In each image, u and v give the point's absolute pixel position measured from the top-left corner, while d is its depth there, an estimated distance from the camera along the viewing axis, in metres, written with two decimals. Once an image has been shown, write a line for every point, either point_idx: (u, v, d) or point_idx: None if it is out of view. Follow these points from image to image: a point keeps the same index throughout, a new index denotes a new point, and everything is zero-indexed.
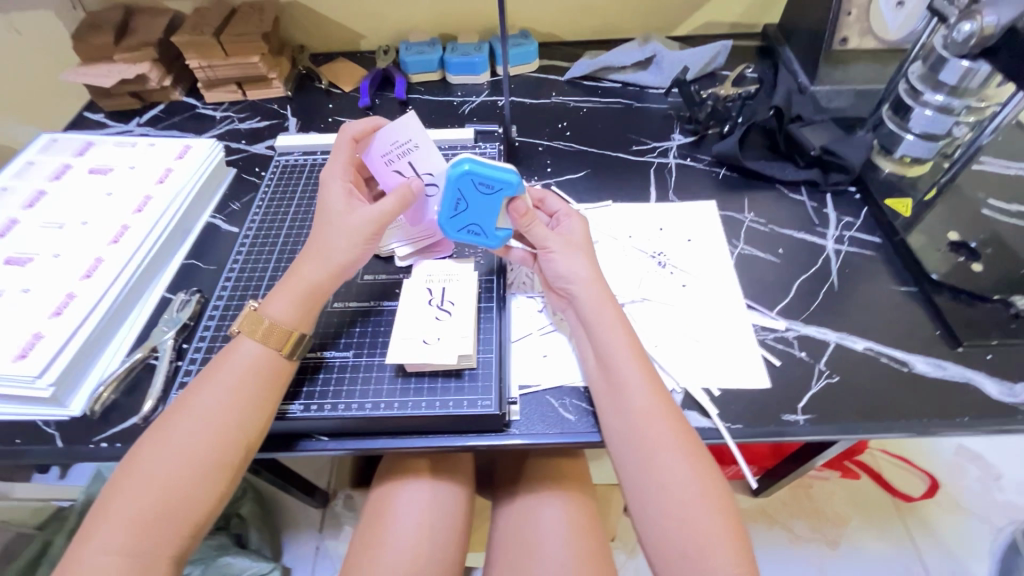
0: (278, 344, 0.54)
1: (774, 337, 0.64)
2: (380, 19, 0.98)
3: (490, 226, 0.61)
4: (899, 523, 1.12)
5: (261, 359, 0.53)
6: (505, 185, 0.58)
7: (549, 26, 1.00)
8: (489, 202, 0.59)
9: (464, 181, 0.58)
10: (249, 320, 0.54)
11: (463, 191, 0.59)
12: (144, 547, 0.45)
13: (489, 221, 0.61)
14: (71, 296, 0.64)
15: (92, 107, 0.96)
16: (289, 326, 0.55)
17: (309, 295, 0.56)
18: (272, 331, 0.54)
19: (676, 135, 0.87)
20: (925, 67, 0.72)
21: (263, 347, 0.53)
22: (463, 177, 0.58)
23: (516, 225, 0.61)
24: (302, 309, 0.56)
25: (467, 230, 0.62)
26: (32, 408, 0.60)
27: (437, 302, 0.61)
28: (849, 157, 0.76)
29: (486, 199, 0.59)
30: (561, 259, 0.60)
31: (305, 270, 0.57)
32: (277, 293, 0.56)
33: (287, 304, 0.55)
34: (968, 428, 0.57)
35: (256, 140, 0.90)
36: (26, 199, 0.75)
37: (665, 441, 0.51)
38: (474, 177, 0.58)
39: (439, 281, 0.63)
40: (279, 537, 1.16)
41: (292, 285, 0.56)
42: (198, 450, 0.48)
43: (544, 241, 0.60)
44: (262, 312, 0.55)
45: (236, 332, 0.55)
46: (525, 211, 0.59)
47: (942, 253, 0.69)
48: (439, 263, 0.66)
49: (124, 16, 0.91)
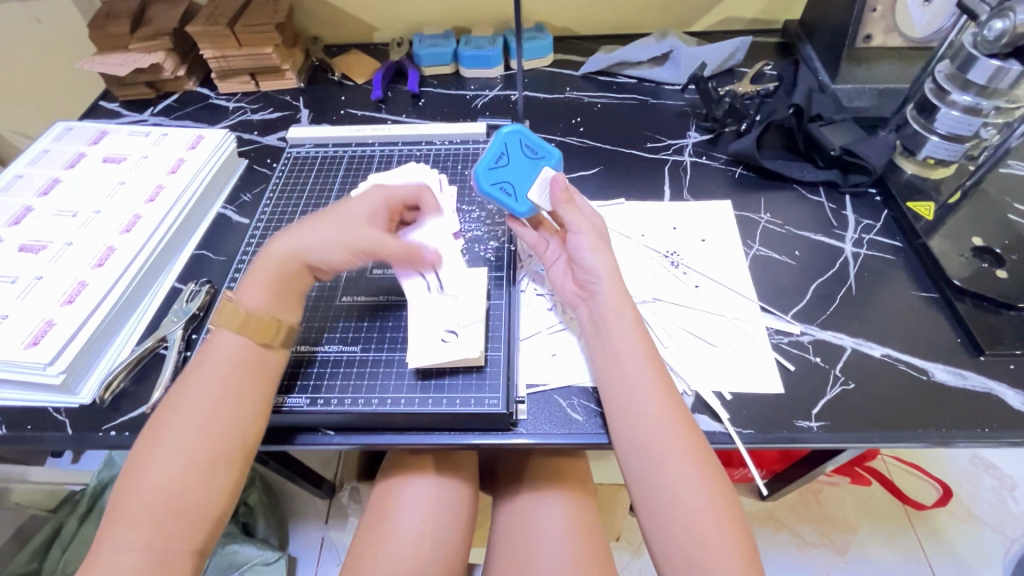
0: (254, 331, 0.53)
1: (788, 341, 0.63)
2: (395, 11, 0.97)
3: (523, 189, 0.63)
4: (910, 531, 1.10)
5: (239, 351, 0.53)
6: (547, 155, 0.65)
7: (564, 20, 0.99)
8: (529, 166, 0.64)
9: (513, 141, 0.64)
10: (224, 311, 0.54)
11: (511, 149, 0.64)
12: (159, 545, 0.45)
13: (524, 183, 0.64)
14: (83, 284, 0.64)
15: (107, 96, 0.97)
16: (261, 312, 0.54)
17: (282, 280, 0.56)
18: (247, 321, 0.54)
19: (691, 133, 0.86)
20: (953, 66, 0.69)
21: (241, 338, 0.53)
22: (514, 136, 0.64)
23: (552, 199, 0.62)
24: (273, 293, 0.56)
25: (499, 187, 0.63)
26: (43, 395, 0.60)
27: (445, 301, 0.61)
28: (870, 158, 0.74)
29: (528, 161, 0.64)
30: (590, 250, 0.59)
31: (276, 254, 0.57)
32: (249, 281, 0.56)
33: (257, 288, 0.55)
34: (989, 439, 0.55)
35: (268, 131, 0.90)
36: (40, 186, 0.76)
37: (675, 446, 0.50)
38: (523, 139, 0.65)
39: (445, 279, 0.63)
40: (285, 525, 1.18)
41: (263, 271, 0.56)
42: (200, 445, 0.48)
43: (576, 223, 0.60)
44: (236, 301, 0.55)
45: (213, 326, 0.55)
46: (563, 185, 0.62)
47: (965, 259, 0.67)
48: (444, 262, 0.65)
49: (140, 5, 0.91)
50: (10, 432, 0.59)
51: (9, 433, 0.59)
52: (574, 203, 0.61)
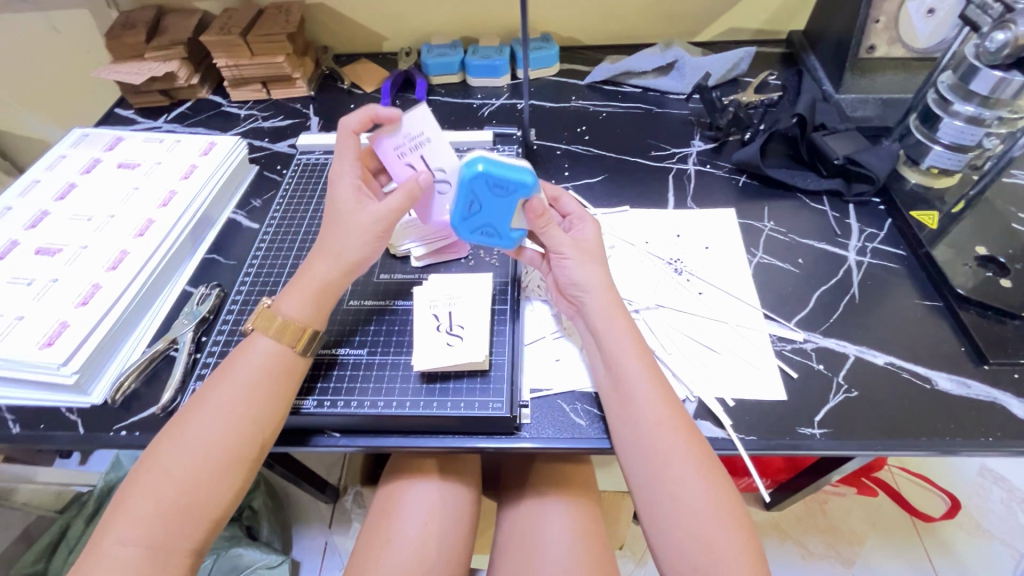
0: (291, 340, 0.55)
1: (791, 348, 0.63)
2: (404, 22, 0.99)
3: (504, 227, 0.60)
4: (917, 543, 1.09)
5: (273, 356, 0.54)
6: (520, 186, 0.57)
7: (571, 31, 1.00)
8: (504, 203, 0.58)
9: (478, 183, 0.57)
10: (262, 317, 0.55)
11: (476, 193, 0.57)
12: (162, 541, 0.45)
13: (504, 221, 0.60)
14: (97, 287, 0.66)
15: (122, 104, 0.99)
16: (303, 323, 0.55)
17: (321, 292, 0.57)
18: (286, 329, 0.55)
19: (696, 142, 0.87)
20: (955, 77, 0.70)
21: (277, 344, 0.54)
22: (477, 180, 0.56)
23: (532, 226, 0.59)
24: (315, 305, 0.56)
25: (482, 230, 0.61)
26: (56, 395, 0.62)
27: (446, 327, 0.60)
28: (874, 167, 0.74)
29: (501, 200, 0.58)
30: (574, 265, 0.59)
31: (316, 267, 0.57)
32: (289, 292, 0.57)
33: (297, 300, 0.56)
34: (992, 448, 0.55)
35: (278, 138, 0.91)
36: (57, 191, 0.77)
37: (680, 452, 0.50)
38: (488, 179, 0.56)
39: (443, 305, 0.62)
40: (289, 529, 1.19)
41: (304, 283, 0.57)
42: (215, 445, 0.49)
43: (559, 244, 0.60)
44: (275, 309, 0.56)
45: (249, 330, 0.56)
46: (541, 209, 0.58)
47: (969, 267, 0.67)
48: (441, 285, 0.64)
49: (155, 15, 0.93)
50: (24, 431, 0.60)
51: (22, 431, 0.60)
52: (552, 223, 0.59)
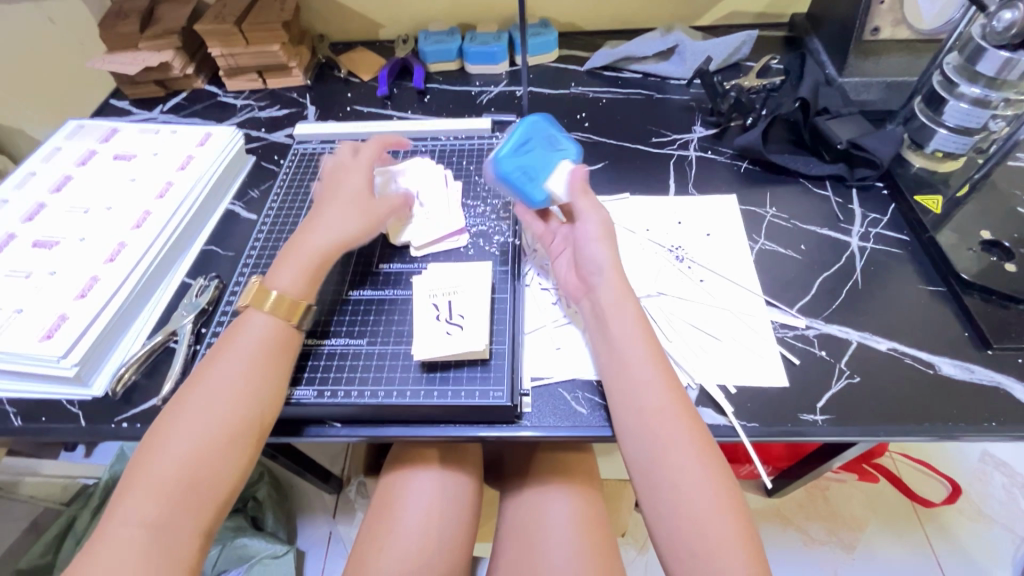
0: (287, 314, 0.55)
1: (793, 335, 0.62)
2: (400, 8, 0.98)
3: (544, 179, 0.63)
4: (918, 528, 1.09)
5: (273, 333, 0.54)
6: (569, 151, 0.66)
7: (570, 16, 0.99)
8: (552, 155, 0.64)
9: (538, 129, 0.65)
10: (257, 293, 0.56)
11: (531, 136, 0.63)
12: (169, 523, 0.45)
13: (546, 174, 0.63)
14: (96, 279, 0.66)
15: (117, 95, 0.98)
16: (296, 295, 0.56)
17: (315, 266, 0.59)
18: (280, 302, 0.55)
19: (697, 127, 0.86)
20: (961, 58, 0.69)
21: (274, 321, 0.55)
22: (539, 124, 0.64)
23: (572, 189, 0.63)
24: (307, 277, 0.58)
25: (518, 174, 0.62)
26: (57, 387, 0.61)
27: (446, 317, 0.60)
28: (877, 151, 0.73)
29: (551, 152, 0.64)
30: (596, 242, 0.60)
31: (310, 239, 0.60)
32: (282, 264, 0.58)
33: (292, 273, 0.57)
34: (996, 433, 0.55)
35: (275, 128, 0.90)
36: (53, 183, 0.77)
37: (680, 430, 0.50)
38: (547, 128, 0.65)
39: (443, 295, 0.61)
40: (294, 519, 1.19)
41: (296, 256, 0.58)
42: (218, 424, 0.49)
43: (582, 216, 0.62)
44: (269, 283, 0.57)
45: (243, 307, 0.56)
46: (584, 177, 0.64)
47: (973, 252, 0.67)
48: (440, 274, 0.63)
49: (149, 4, 0.92)
50: (25, 424, 0.60)
51: (24, 424, 0.60)
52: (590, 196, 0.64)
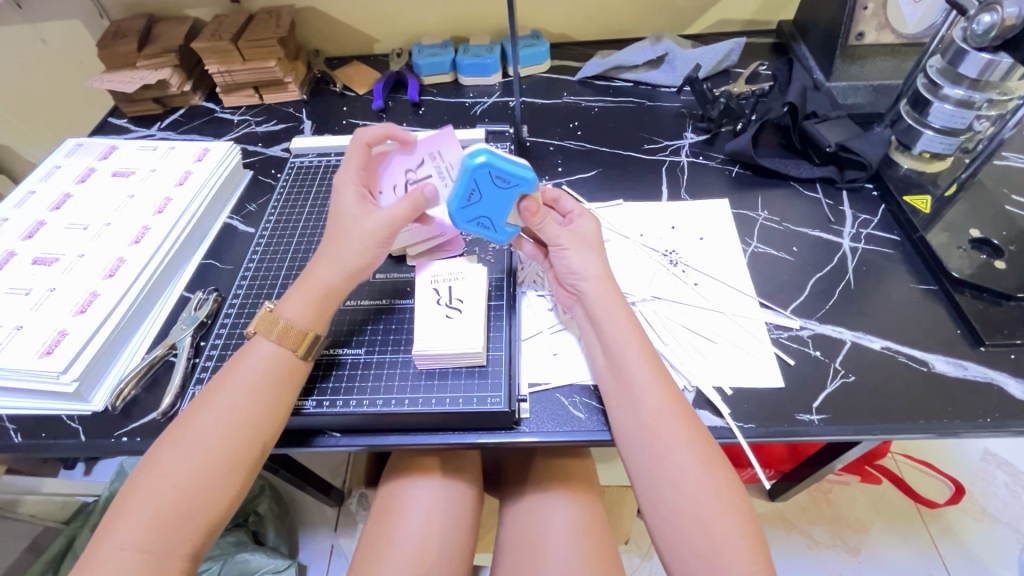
0: (293, 344, 0.55)
1: (788, 336, 0.63)
2: (393, 22, 0.99)
3: (501, 221, 0.61)
4: (923, 530, 1.09)
5: (277, 359, 0.54)
6: (521, 181, 0.58)
7: (561, 27, 1.00)
8: (504, 196, 0.59)
9: (480, 173, 0.57)
10: (264, 321, 0.56)
11: (478, 182, 0.58)
12: (162, 546, 0.46)
13: (501, 216, 0.61)
14: (95, 294, 0.66)
15: (115, 113, 0.99)
16: (303, 326, 0.56)
17: (324, 295, 0.57)
18: (287, 332, 0.55)
19: (688, 134, 0.87)
20: (943, 61, 0.70)
21: (278, 348, 0.55)
22: (482, 169, 0.57)
23: (527, 223, 0.61)
24: (316, 308, 0.57)
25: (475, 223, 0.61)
26: (57, 403, 0.62)
27: (446, 300, 0.61)
28: (866, 153, 0.74)
29: (502, 193, 0.59)
30: (574, 256, 0.60)
31: (320, 271, 0.58)
32: (291, 294, 0.57)
33: (299, 303, 0.56)
34: (992, 429, 0.55)
35: (272, 143, 0.91)
36: (53, 201, 0.78)
37: (679, 438, 0.50)
38: (492, 169, 0.57)
39: (444, 280, 0.63)
40: (295, 534, 1.19)
41: (306, 285, 0.57)
42: (215, 448, 0.49)
43: (557, 238, 0.61)
44: (277, 312, 0.56)
45: (252, 334, 0.56)
46: (536, 208, 0.59)
47: (964, 251, 0.67)
48: (443, 263, 0.66)
49: (146, 24, 0.93)
50: (25, 440, 0.61)
51: (24, 440, 0.61)
52: (547, 219, 0.60)
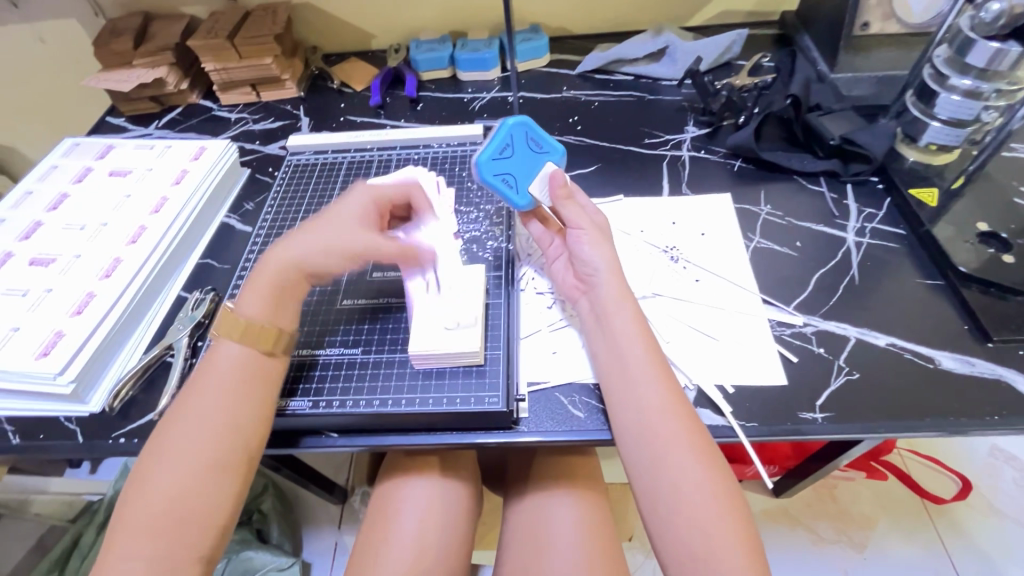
0: (257, 341, 0.54)
1: (791, 333, 0.62)
2: (391, 17, 0.98)
3: (524, 183, 0.64)
4: (930, 526, 1.08)
5: (245, 359, 0.53)
6: (551, 150, 0.66)
7: (560, 20, 0.99)
8: (533, 158, 0.65)
9: (518, 132, 0.64)
10: (225, 322, 0.55)
11: (515, 139, 0.64)
12: (167, 553, 0.45)
13: (525, 177, 0.64)
14: (91, 295, 0.66)
15: (113, 112, 0.99)
16: (262, 322, 0.55)
17: (281, 288, 0.57)
18: (249, 330, 0.54)
19: (689, 128, 0.86)
20: (951, 50, 0.69)
21: (244, 348, 0.54)
22: (520, 128, 0.64)
23: (552, 194, 0.63)
24: (274, 302, 0.56)
25: (500, 180, 0.63)
26: (55, 404, 0.61)
27: (444, 305, 0.61)
28: (870, 146, 0.73)
29: (531, 155, 0.65)
30: (590, 247, 0.60)
31: (273, 266, 0.57)
32: (249, 291, 0.56)
33: (258, 300, 0.55)
34: (999, 427, 0.54)
35: (270, 140, 0.91)
36: (50, 201, 0.77)
37: (676, 438, 0.50)
38: (529, 132, 0.65)
39: (444, 285, 0.63)
40: (299, 531, 1.19)
41: (262, 281, 0.57)
42: (206, 456, 0.49)
43: (576, 222, 0.61)
44: (237, 311, 0.55)
45: (215, 336, 0.55)
46: (562, 182, 0.63)
47: (971, 244, 0.66)
48: (444, 268, 0.65)
49: (142, 22, 0.93)
50: (24, 441, 0.61)
51: (23, 442, 0.61)
52: (572, 199, 0.63)
